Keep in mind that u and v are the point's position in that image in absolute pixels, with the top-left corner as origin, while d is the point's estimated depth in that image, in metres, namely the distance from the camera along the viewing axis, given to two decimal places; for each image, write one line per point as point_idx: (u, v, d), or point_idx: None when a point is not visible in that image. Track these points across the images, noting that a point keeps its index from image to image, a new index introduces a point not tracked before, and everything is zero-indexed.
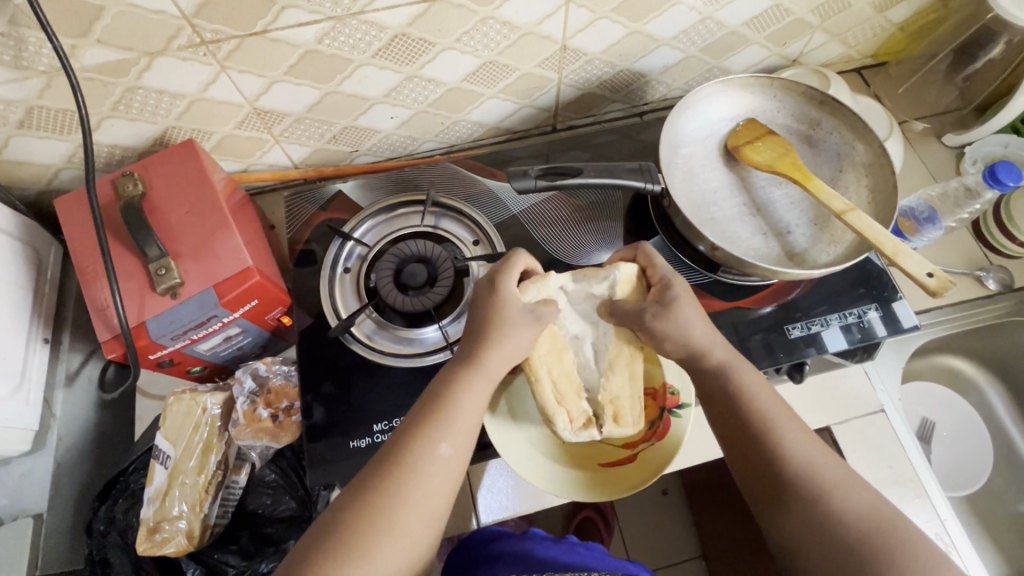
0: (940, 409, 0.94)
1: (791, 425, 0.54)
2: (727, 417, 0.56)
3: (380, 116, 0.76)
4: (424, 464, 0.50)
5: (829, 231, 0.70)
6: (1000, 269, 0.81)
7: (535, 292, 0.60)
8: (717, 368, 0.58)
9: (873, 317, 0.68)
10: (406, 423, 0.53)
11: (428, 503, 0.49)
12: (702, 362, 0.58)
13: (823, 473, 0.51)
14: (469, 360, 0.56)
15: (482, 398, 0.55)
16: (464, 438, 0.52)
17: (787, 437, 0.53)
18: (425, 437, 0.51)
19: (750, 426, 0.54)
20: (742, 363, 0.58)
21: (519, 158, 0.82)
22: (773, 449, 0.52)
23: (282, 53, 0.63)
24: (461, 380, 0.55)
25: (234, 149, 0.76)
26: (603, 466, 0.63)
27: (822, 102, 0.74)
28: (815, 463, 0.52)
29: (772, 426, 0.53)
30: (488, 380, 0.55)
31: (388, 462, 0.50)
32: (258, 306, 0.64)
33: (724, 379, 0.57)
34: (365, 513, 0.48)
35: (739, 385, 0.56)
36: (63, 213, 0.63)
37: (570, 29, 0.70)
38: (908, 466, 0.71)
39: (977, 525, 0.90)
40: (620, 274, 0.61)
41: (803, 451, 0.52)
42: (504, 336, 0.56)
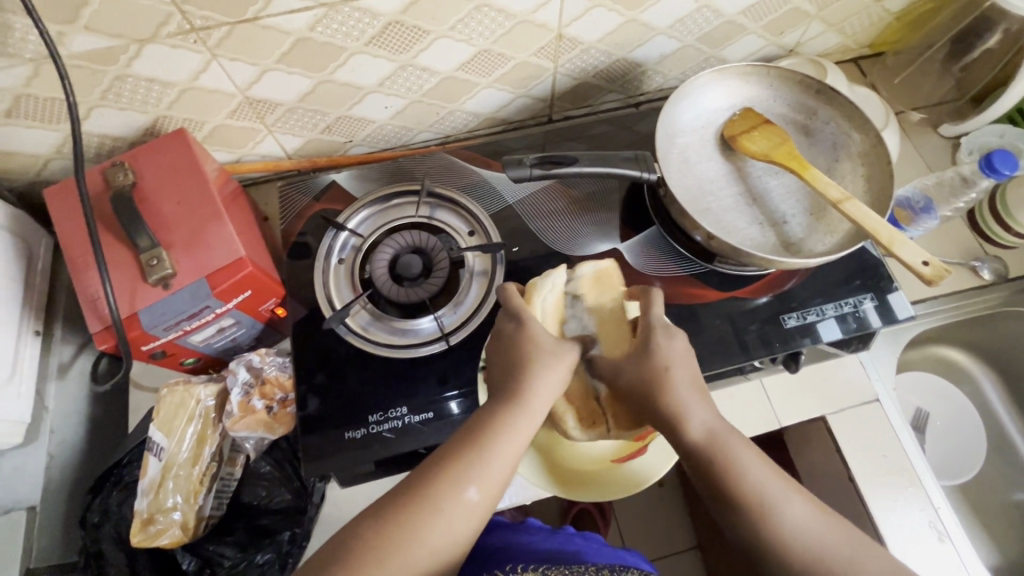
0: (935, 400, 0.94)
1: (790, 501, 0.49)
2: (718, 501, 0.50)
3: (374, 105, 0.76)
4: (450, 502, 0.48)
5: (825, 220, 0.70)
6: (994, 260, 0.81)
7: (542, 290, 0.63)
8: (703, 440, 0.52)
9: (869, 307, 0.68)
10: (443, 451, 0.51)
11: (446, 541, 0.48)
12: (686, 437, 0.52)
13: (831, 556, 0.47)
14: (511, 396, 0.53)
15: (522, 443, 0.52)
16: (496, 481, 0.50)
17: (787, 517, 0.48)
18: (457, 471, 0.49)
19: (746, 514, 0.49)
20: (729, 433, 0.52)
21: (514, 148, 0.81)
22: (773, 537, 0.48)
23: (273, 40, 0.62)
24: (498, 417, 0.52)
25: (226, 139, 0.75)
26: (615, 462, 0.65)
27: (819, 91, 0.74)
28: (820, 544, 0.47)
29: (768, 510, 0.48)
30: (529, 420, 0.53)
31: (414, 491, 0.49)
32: (251, 297, 0.64)
33: (711, 457, 0.51)
34: (381, 541, 0.46)
35: (727, 457, 0.50)
36: (52, 204, 0.62)
37: (567, 17, 0.69)
38: (903, 456, 0.71)
39: (972, 514, 0.90)
40: (580, 275, 0.66)
41: (805, 527, 0.48)
42: (543, 376, 0.55)
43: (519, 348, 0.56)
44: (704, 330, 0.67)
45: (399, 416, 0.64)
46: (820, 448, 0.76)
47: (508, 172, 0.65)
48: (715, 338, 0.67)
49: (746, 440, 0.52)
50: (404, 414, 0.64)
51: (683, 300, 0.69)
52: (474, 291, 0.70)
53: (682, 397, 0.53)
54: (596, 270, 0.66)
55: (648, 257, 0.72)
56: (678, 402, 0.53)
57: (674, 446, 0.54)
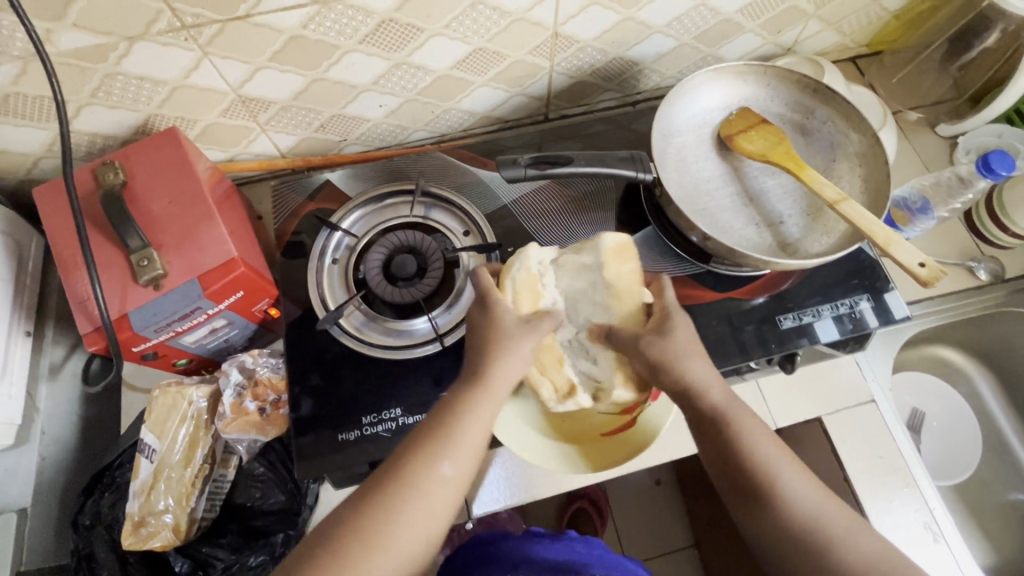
0: (930, 400, 0.94)
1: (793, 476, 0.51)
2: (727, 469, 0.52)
3: (368, 104, 0.75)
4: (425, 479, 0.48)
5: (822, 220, 0.69)
6: (991, 260, 0.81)
7: (513, 269, 0.61)
8: (716, 413, 0.53)
9: (865, 308, 0.68)
10: (415, 433, 0.51)
11: (425, 518, 0.48)
12: (699, 409, 0.53)
13: (829, 524, 0.49)
14: (475, 371, 0.54)
15: (492, 416, 0.52)
16: (468, 456, 0.50)
17: (790, 489, 0.50)
18: (428, 451, 0.50)
19: (754, 482, 0.51)
20: (741, 407, 0.54)
21: (510, 147, 0.81)
22: (775, 505, 0.50)
23: (265, 38, 0.61)
24: (464, 396, 0.52)
25: (219, 137, 0.74)
26: (605, 436, 0.62)
27: (816, 91, 0.73)
28: (818, 514, 0.50)
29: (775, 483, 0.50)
30: (491, 394, 0.53)
31: (388, 472, 0.49)
32: (244, 297, 0.63)
33: (723, 429, 0.52)
34: (361, 521, 0.47)
35: (738, 432, 0.52)
36: (41, 201, 0.62)
37: (562, 15, 0.69)
38: (898, 457, 0.71)
39: (969, 514, 0.90)
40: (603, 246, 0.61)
41: (806, 500, 0.50)
42: (512, 354, 0.54)
43: (486, 323, 0.56)
44: (700, 331, 0.67)
45: (393, 417, 0.63)
46: (816, 449, 0.76)
47: (505, 173, 0.64)
48: (711, 339, 0.67)
49: (755, 415, 0.53)
50: (398, 415, 0.63)
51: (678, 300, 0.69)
52: (469, 290, 0.70)
53: (699, 371, 0.54)
54: (597, 244, 0.62)
55: (646, 258, 0.71)
56: (697, 376, 0.53)
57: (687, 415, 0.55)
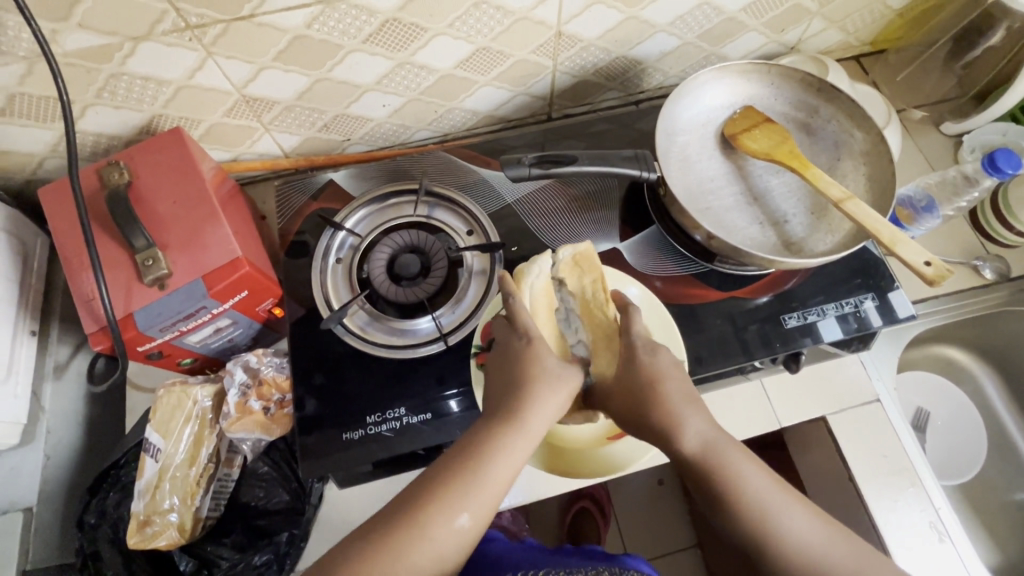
0: (935, 399, 0.94)
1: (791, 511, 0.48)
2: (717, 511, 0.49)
3: (372, 104, 0.75)
4: (440, 528, 0.46)
5: (826, 220, 0.69)
6: (996, 259, 0.80)
7: (528, 275, 0.65)
8: (698, 452, 0.50)
9: (869, 307, 0.68)
10: (431, 475, 0.49)
11: (433, 566, 0.46)
12: (680, 448, 0.51)
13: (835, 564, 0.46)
14: (506, 419, 0.52)
15: (514, 466, 0.50)
16: (486, 507, 0.48)
17: (787, 527, 0.47)
18: (447, 498, 0.47)
19: (747, 525, 0.48)
20: (726, 441, 0.51)
21: (513, 147, 0.81)
22: (774, 548, 0.47)
23: (269, 38, 0.62)
24: (488, 442, 0.50)
25: (223, 137, 0.74)
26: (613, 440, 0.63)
27: (821, 89, 0.73)
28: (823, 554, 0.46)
29: (770, 521, 0.47)
30: (518, 444, 0.51)
31: (400, 513, 0.47)
32: (247, 297, 0.63)
33: (707, 467, 0.50)
34: (368, 564, 0.45)
35: (725, 468, 0.49)
36: (46, 201, 0.62)
37: (566, 14, 0.69)
38: (903, 456, 0.71)
39: (974, 515, 0.90)
40: (561, 258, 0.64)
41: (805, 538, 0.47)
42: (541, 403, 0.53)
43: (522, 368, 0.54)
44: (704, 330, 0.67)
45: (397, 416, 0.63)
46: (821, 448, 0.76)
47: (508, 172, 0.64)
48: (715, 338, 0.66)
49: (743, 449, 0.51)
50: (403, 415, 0.63)
51: (682, 300, 0.69)
52: (473, 290, 0.70)
53: (678, 408, 0.52)
54: (574, 253, 0.64)
55: (650, 257, 0.71)
56: (673, 411, 0.52)
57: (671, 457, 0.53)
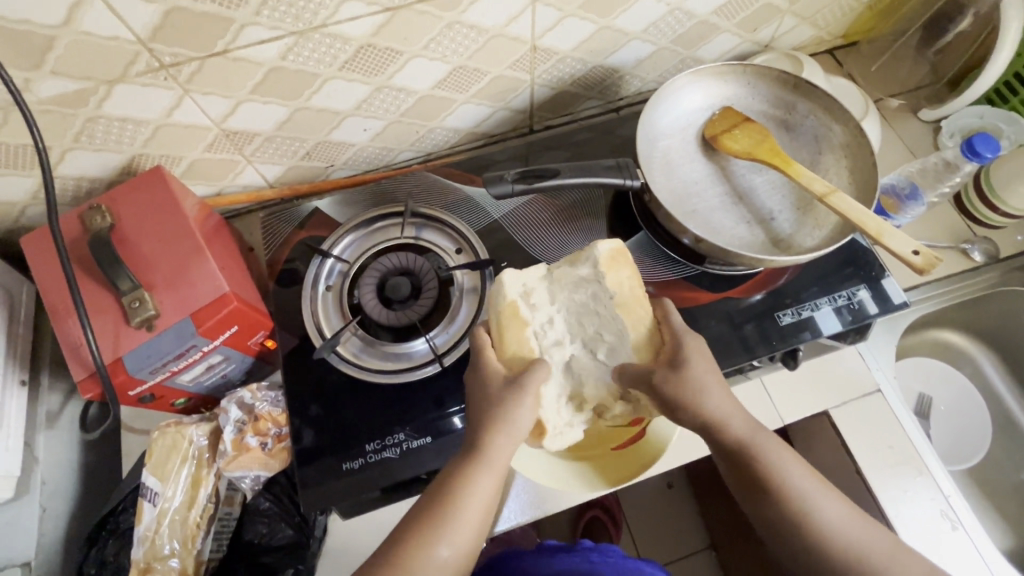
0: (935, 384, 0.94)
1: (831, 508, 0.53)
2: (755, 494, 0.54)
3: (352, 129, 0.75)
4: (421, 563, 0.48)
5: (812, 214, 0.69)
6: (984, 241, 0.81)
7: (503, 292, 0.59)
8: (741, 444, 0.54)
9: (863, 298, 0.68)
10: (413, 511, 0.51)
11: None
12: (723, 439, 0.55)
13: (856, 542, 0.52)
14: (474, 452, 0.52)
15: (487, 493, 0.51)
16: (464, 538, 0.50)
17: (822, 513, 0.53)
18: (425, 533, 0.49)
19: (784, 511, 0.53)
20: (763, 432, 0.55)
21: (498, 162, 0.81)
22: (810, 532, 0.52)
23: (245, 72, 0.62)
24: (462, 472, 0.52)
25: (204, 172, 0.74)
26: (615, 450, 0.64)
27: (796, 86, 0.73)
28: (846, 531, 0.52)
29: (811, 515, 0.52)
30: (490, 470, 0.52)
31: (386, 552, 0.49)
32: (238, 332, 0.62)
33: (748, 458, 0.54)
34: None
35: (765, 460, 0.54)
36: (30, 250, 0.61)
37: (539, 29, 0.69)
38: (908, 444, 0.70)
39: (983, 497, 0.89)
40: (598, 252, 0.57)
41: (838, 525, 0.53)
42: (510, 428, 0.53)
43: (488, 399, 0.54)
44: (701, 332, 0.67)
45: (398, 442, 0.62)
46: (825, 443, 0.75)
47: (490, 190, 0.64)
48: (713, 339, 0.66)
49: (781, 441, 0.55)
50: (403, 439, 0.63)
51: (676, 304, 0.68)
52: (466, 308, 0.69)
53: (720, 403, 0.55)
54: (612, 248, 0.58)
55: (639, 264, 0.71)
56: (714, 405, 0.54)
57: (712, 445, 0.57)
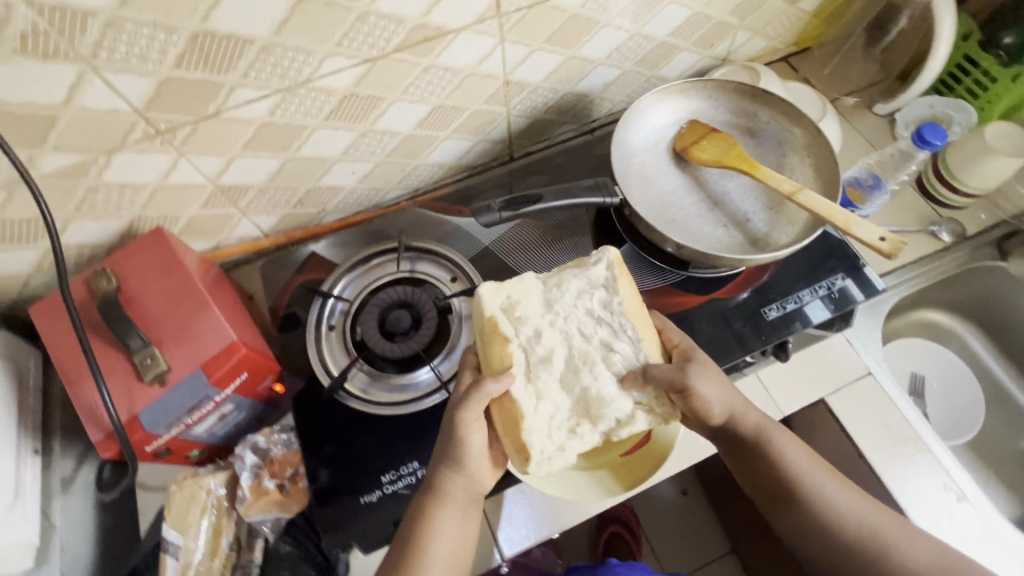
0: (926, 362, 0.97)
1: (838, 494, 0.60)
2: (770, 486, 0.61)
3: (341, 174, 0.78)
4: None
5: (784, 213, 0.73)
6: (950, 221, 0.84)
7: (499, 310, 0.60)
8: (758, 440, 0.61)
9: (843, 286, 0.71)
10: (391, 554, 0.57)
11: None
12: (743, 434, 0.61)
13: (873, 528, 0.59)
14: (431, 492, 0.58)
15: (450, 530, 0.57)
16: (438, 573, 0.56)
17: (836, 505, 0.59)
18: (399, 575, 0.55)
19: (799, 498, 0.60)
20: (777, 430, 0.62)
21: (483, 192, 0.85)
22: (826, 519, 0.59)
23: (237, 130, 0.65)
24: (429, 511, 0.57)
25: (202, 228, 0.76)
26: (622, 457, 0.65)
27: (755, 95, 0.78)
28: (860, 519, 0.59)
29: (821, 499, 0.59)
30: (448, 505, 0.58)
31: None
32: (248, 379, 0.64)
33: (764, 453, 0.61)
34: None
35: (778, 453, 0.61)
36: (39, 319, 0.63)
37: (510, 64, 0.74)
38: (905, 423, 0.73)
39: (988, 469, 0.91)
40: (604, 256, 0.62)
41: (854, 513, 0.59)
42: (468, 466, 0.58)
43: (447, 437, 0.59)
44: (694, 335, 0.69)
45: (412, 471, 0.64)
46: (826, 431, 0.77)
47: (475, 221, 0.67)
48: (705, 340, 0.69)
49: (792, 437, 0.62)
50: (417, 468, 0.64)
51: (667, 310, 0.71)
52: (466, 334, 0.72)
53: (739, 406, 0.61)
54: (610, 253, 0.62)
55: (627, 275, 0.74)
56: (734, 406, 0.61)
57: (733, 446, 0.63)
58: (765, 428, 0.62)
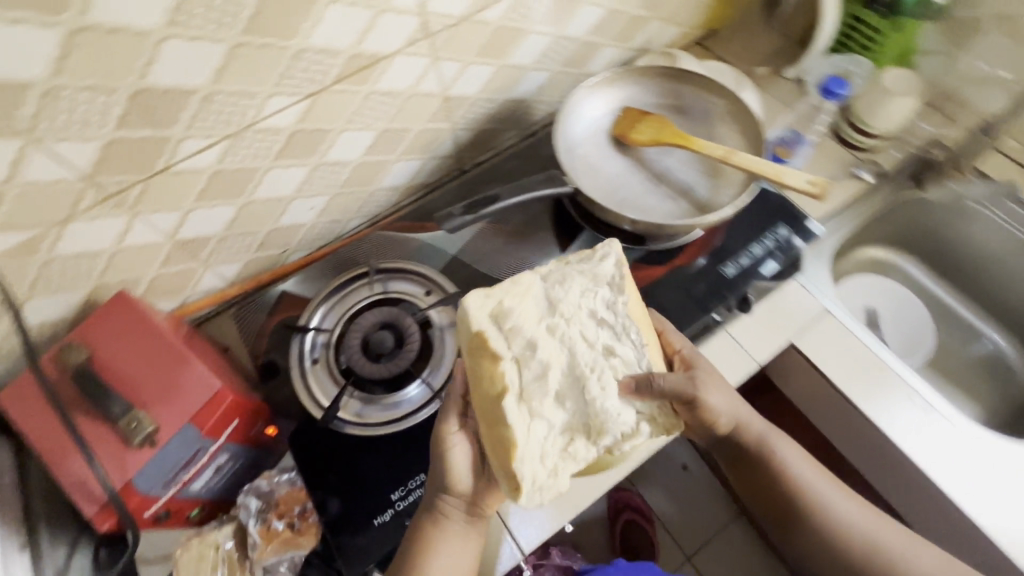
0: (875, 295, 1.04)
1: (836, 499, 0.69)
2: (773, 490, 0.70)
3: (299, 210, 0.79)
4: None
5: (723, 177, 0.79)
6: (869, 163, 0.92)
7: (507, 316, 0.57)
8: (761, 450, 0.69)
9: (787, 237, 0.77)
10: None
11: None
12: (748, 444, 0.69)
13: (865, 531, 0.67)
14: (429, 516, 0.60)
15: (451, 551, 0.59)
16: None
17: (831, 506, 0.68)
18: None
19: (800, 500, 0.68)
20: (777, 438, 0.70)
21: (441, 206, 0.87)
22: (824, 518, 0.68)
23: (189, 182, 0.65)
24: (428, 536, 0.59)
25: (166, 287, 0.75)
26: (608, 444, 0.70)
27: (676, 76, 0.85)
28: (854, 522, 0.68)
29: (818, 506, 0.68)
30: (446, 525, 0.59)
31: None
32: (240, 425, 0.63)
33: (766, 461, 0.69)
34: None
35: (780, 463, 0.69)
36: (8, 403, 0.60)
37: (446, 81, 0.77)
38: (868, 350, 0.78)
39: (947, 382, 0.99)
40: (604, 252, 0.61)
41: (847, 515, 0.68)
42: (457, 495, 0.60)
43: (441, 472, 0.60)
44: (664, 303, 0.73)
45: (420, 483, 0.66)
46: (800, 373, 0.82)
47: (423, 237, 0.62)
48: (674, 307, 0.73)
49: (790, 443, 0.71)
50: (425, 480, 0.66)
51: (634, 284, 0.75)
52: (450, 342, 0.74)
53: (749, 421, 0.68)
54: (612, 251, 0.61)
55: None
56: (743, 423, 0.68)
57: (740, 457, 0.71)
58: (767, 438, 0.69)
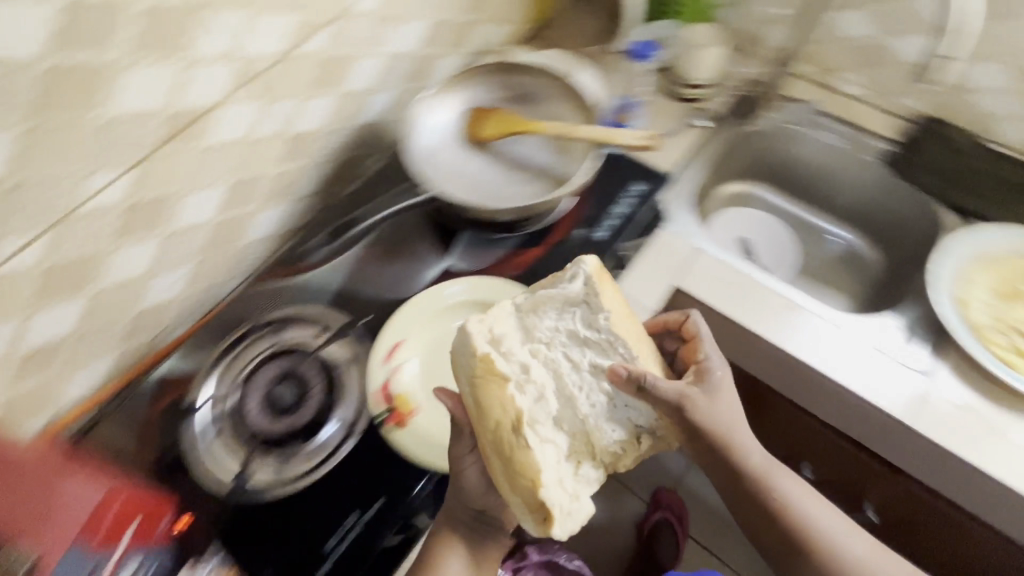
0: (744, 223, 1.15)
1: (827, 520, 0.70)
2: (770, 522, 0.70)
3: (162, 286, 0.74)
4: None
5: (573, 152, 0.85)
6: (705, 110, 1.04)
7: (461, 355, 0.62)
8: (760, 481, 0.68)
9: (639, 192, 0.90)
10: None
11: None
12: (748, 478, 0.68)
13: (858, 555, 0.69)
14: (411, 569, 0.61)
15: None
16: None
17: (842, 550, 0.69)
18: None
19: (796, 530, 0.69)
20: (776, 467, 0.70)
21: (311, 244, 0.84)
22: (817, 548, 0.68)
23: (20, 287, 0.59)
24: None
25: (25, 408, 0.67)
26: None
27: (506, 70, 0.90)
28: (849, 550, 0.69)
29: (814, 535, 0.69)
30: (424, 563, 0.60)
31: None
32: (139, 526, 0.60)
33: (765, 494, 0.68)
34: None
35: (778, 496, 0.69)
36: None
37: (285, 119, 0.76)
38: (739, 274, 0.86)
39: (818, 284, 1.12)
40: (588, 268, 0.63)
41: (857, 560, 0.68)
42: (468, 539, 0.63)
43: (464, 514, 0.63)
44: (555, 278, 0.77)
45: (354, 522, 0.65)
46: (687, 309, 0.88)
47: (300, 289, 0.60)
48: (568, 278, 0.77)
49: (787, 475, 0.71)
50: (358, 516, 0.66)
51: (522, 268, 0.82)
52: (355, 375, 0.74)
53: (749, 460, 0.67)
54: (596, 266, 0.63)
55: (481, 256, 0.83)
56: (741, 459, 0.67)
57: (742, 494, 0.69)
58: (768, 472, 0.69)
